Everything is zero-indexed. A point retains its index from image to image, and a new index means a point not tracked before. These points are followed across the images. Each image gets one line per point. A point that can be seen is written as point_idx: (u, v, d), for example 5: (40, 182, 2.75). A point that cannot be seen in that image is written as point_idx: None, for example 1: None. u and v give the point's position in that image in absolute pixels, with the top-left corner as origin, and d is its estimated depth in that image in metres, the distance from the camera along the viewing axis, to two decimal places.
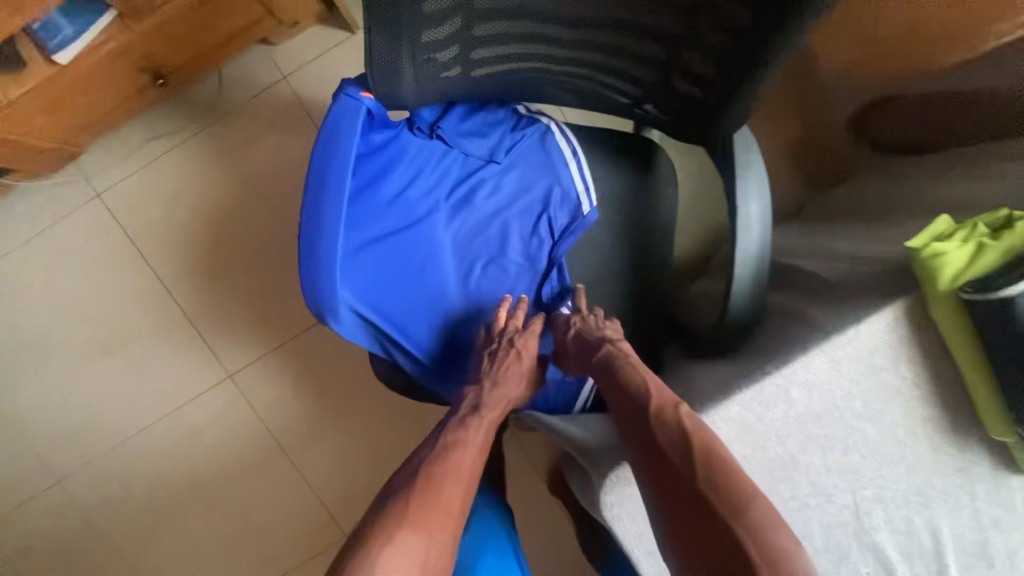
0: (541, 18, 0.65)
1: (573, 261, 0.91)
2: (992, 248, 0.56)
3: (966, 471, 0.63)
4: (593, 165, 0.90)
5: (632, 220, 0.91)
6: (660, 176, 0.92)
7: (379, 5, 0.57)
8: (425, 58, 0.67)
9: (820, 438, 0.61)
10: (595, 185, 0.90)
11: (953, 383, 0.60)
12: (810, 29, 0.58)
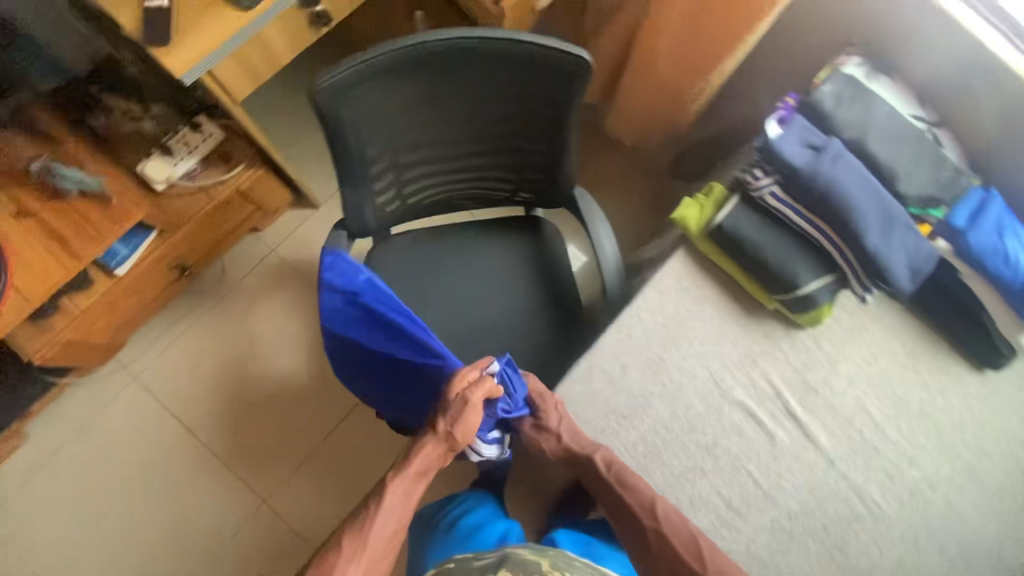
0: (436, 162, 1.15)
1: (507, 303, 1.34)
2: (706, 202, 0.98)
3: (770, 336, 1.00)
4: (502, 238, 1.37)
5: (537, 265, 1.36)
6: (547, 233, 1.39)
7: (344, 178, 1.06)
8: (376, 199, 1.15)
9: (672, 339, 0.98)
10: (507, 252, 1.37)
11: (735, 285, 1.00)
12: (575, 128, 1.07)
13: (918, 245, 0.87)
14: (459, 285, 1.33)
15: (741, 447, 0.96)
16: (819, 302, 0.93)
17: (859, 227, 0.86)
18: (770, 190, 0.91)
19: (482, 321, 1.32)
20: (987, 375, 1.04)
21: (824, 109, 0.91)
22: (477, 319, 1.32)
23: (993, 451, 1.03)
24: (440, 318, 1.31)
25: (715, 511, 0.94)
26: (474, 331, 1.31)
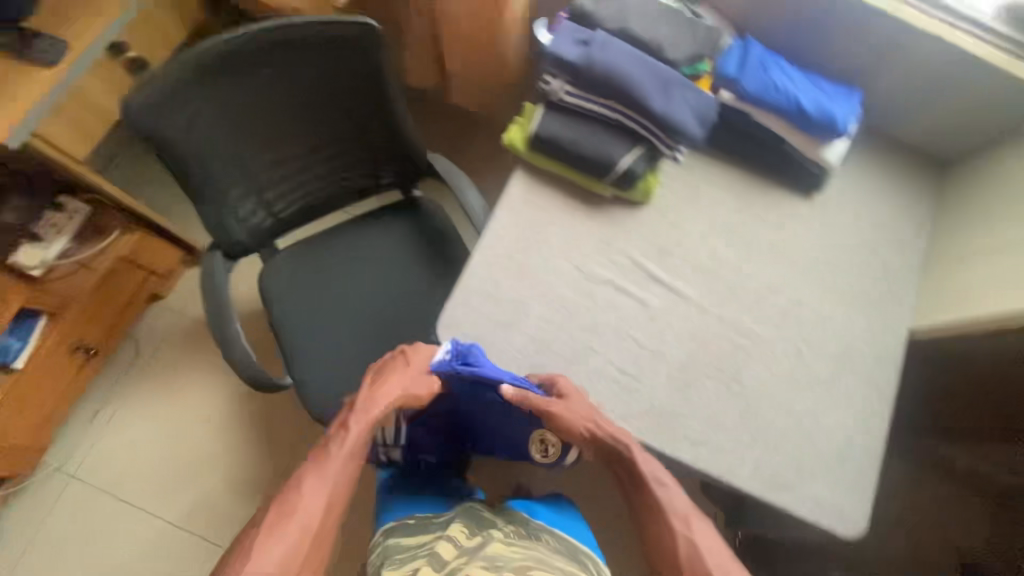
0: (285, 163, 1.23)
1: (395, 268, 1.43)
2: (522, 121, 1.08)
3: (617, 222, 1.10)
4: (380, 218, 1.47)
5: (415, 229, 1.46)
6: (420, 201, 1.49)
7: (196, 198, 1.13)
8: (239, 212, 1.22)
9: (531, 247, 1.07)
10: (387, 227, 1.47)
11: (573, 187, 1.10)
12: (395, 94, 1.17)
13: (696, 98, 1.01)
14: (352, 268, 1.42)
15: (619, 320, 1.06)
16: (640, 171, 1.03)
17: (642, 95, 0.98)
18: (566, 89, 1.02)
19: (381, 289, 1.41)
20: (816, 199, 1.16)
21: (588, 13, 1.05)
22: (375, 290, 1.41)
23: (844, 260, 1.14)
24: (343, 303, 1.39)
25: (612, 381, 1.03)
26: (373, 300, 1.40)
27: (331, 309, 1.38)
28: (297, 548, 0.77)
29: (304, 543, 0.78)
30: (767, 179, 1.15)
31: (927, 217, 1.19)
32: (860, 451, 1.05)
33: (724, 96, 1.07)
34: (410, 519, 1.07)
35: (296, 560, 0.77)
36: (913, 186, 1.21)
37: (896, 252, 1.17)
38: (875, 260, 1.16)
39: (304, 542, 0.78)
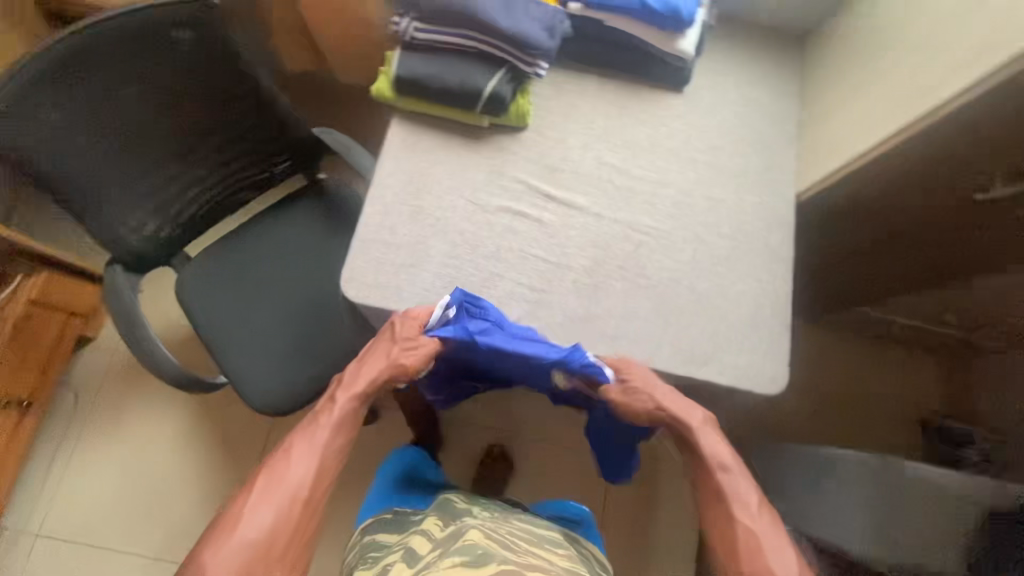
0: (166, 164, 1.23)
1: (309, 249, 1.43)
2: (386, 69, 1.09)
3: (500, 148, 1.13)
4: (286, 205, 1.47)
5: (323, 209, 1.46)
6: (323, 181, 1.49)
7: (76, 211, 1.13)
8: (129, 220, 1.22)
9: (422, 188, 1.08)
10: (294, 211, 1.46)
11: (451, 123, 1.12)
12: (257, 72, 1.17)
13: (541, 11, 1.04)
14: (268, 257, 1.42)
15: (521, 242, 1.09)
16: (508, 96, 1.06)
17: (487, 18, 1.00)
18: (415, 28, 1.03)
19: (299, 273, 1.41)
20: (686, 91, 1.21)
21: None
22: (292, 274, 1.41)
23: (723, 142, 1.19)
24: (263, 295, 1.39)
25: (524, 299, 1.06)
26: (293, 283, 1.40)
27: (251, 301, 1.38)
28: (290, 510, 0.83)
29: (294, 507, 0.83)
30: (635, 82, 1.20)
31: (796, 89, 1.25)
32: (770, 313, 1.10)
33: (572, 7, 1.10)
34: (387, 514, 1.12)
35: (286, 520, 0.82)
36: (777, 62, 1.26)
37: (771, 124, 1.22)
38: (753, 136, 1.21)
39: (295, 504, 0.83)
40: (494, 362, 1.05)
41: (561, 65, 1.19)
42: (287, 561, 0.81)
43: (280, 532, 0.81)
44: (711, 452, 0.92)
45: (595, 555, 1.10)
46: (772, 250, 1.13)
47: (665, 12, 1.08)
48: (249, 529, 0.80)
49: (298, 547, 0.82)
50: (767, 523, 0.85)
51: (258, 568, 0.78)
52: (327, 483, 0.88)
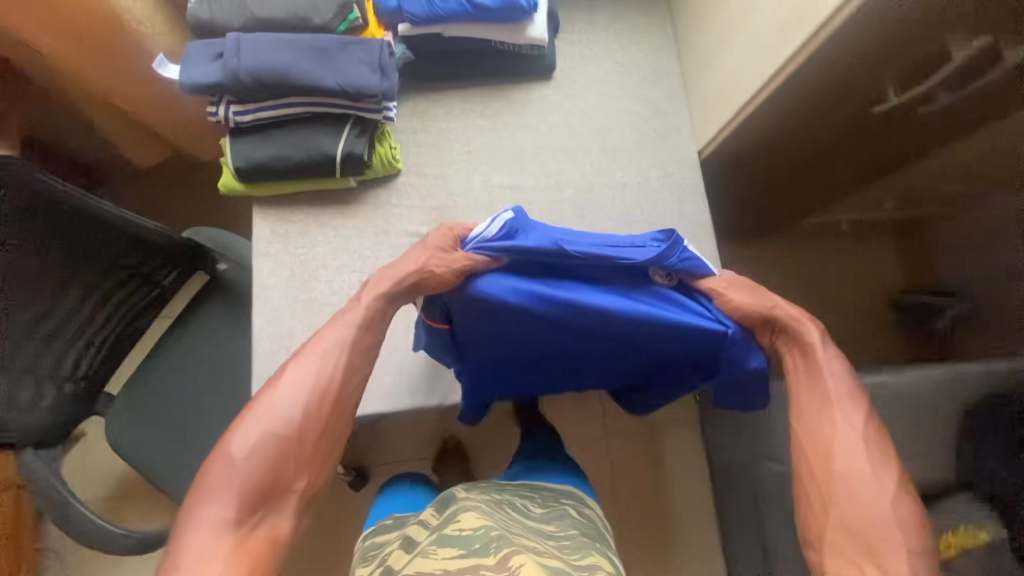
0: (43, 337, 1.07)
1: (230, 351, 1.35)
2: (225, 161, 0.97)
3: (379, 205, 1.03)
4: (191, 314, 1.36)
5: (231, 305, 1.36)
6: (219, 275, 1.38)
7: None
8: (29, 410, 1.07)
9: (309, 276, 0.99)
10: (201, 317, 1.36)
11: (318, 197, 1.02)
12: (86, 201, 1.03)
13: (366, 49, 0.91)
14: (181, 379, 1.32)
15: None
16: (364, 153, 0.95)
17: (306, 77, 0.88)
18: (235, 111, 0.91)
19: (223, 384, 1.33)
20: (556, 77, 1.12)
21: (205, 18, 0.90)
22: (215, 389, 1.32)
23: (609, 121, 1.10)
24: (191, 414, 1.30)
25: None
26: (221, 399, 1.32)
27: (179, 429, 1.28)
28: (314, 411, 0.76)
29: (319, 391, 0.76)
30: (499, 87, 1.10)
31: (669, 38, 1.16)
32: None
33: (400, 30, 0.98)
34: (388, 520, 1.08)
35: (312, 418, 0.75)
36: (641, 13, 1.17)
37: (652, 84, 1.14)
38: (638, 103, 1.13)
39: (319, 408, 0.76)
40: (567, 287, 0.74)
41: (416, 91, 1.09)
42: (318, 458, 0.75)
43: (309, 430, 0.75)
44: (829, 372, 0.77)
45: (593, 514, 1.04)
46: (687, 222, 1.07)
47: (498, 6, 0.96)
48: (279, 412, 0.74)
49: (326, 445, 0.76)
50: (868, 440, 0.71)
51: (289, 463, 0.72)
52: (353, 387, 0.80)
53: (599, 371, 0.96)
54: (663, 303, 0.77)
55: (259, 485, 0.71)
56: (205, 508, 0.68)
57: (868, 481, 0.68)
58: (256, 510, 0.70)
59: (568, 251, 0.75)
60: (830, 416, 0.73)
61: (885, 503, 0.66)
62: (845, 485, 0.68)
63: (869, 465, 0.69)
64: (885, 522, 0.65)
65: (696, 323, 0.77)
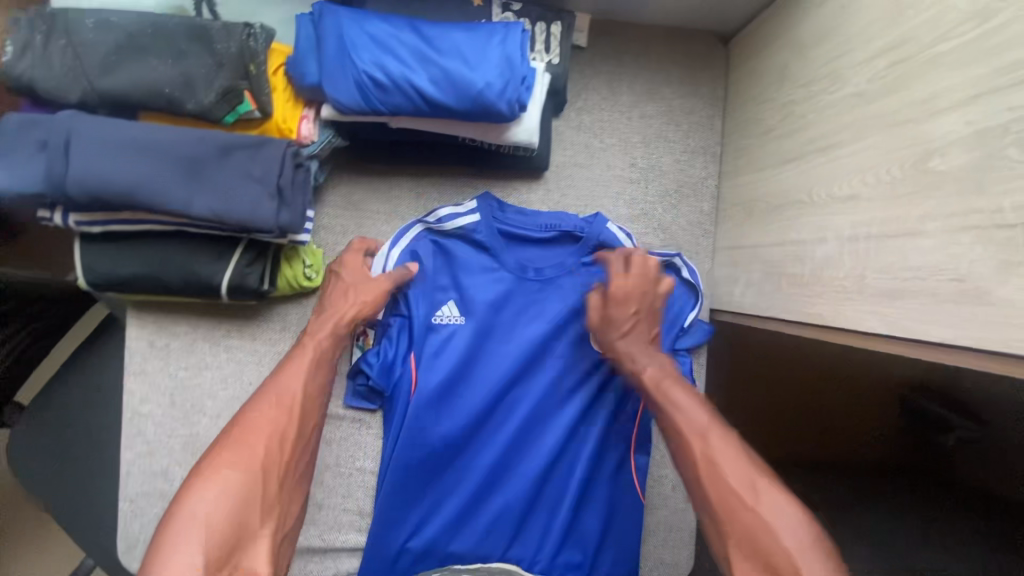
0: None
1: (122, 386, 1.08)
2: None
3: (287, 326, 0.81)
4: None
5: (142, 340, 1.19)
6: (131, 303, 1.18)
7: None
8: None
9: (192, 408, 0.81)
10: None
11: (211, 309, 0.80)
12: None
13: (259, 158, 0.63)
14: None
15: (340, 453, 0.83)
16: (259, 284, 0.72)
17: (161, 198, 0.61)
18: (76, 221, 0.65)
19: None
20: (547, 177, 0.83)
21: (25, 78, 0.61)
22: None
23: (594, 205, 0.83)
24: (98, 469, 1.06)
25: (356, 529, 0.83)
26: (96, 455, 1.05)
27: None
28: (281, 435, 0.61)
29: (288, 429, 0.62)
30: (467, 180, 0.82)
31: (710, 135, 0.84)
32: (669, 487, 0.86)
33: (323, 111, 0.68)
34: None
35: (278, 451, 0.60)
36: (683, 91, 0.84)
37: (674, 203, 0.85)
38: (649, 228, 0.85)
39: (284, 436, 0.61)
40: (504, 258, 0.82)
41: (354, 173, 0.81)
42: (286, 500, 0.59)
43: (276, 461, 0.59)
44: (670, 393, 0.64)
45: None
46: None
47: (465, 106, 0.65)
48: (242, 450, 0.57)
49: (293, 485, 0.60)
50: (734, 456, 0.56)
51: (253, 508, 0.55)
52: (315, 424, 0.65)
53: (545, 441, 0.83)
54: (583, 282, 0.84)
55: (223, 529, 0.52)
56: (162, 563, 0.49)
57: (739, 495, 0.53)
58: (228, 557, 0.51)
59: (503, 226, 0.82)
60: (679, 427, 0.60)
61: (772, 517, 0.51)
62: (742, 522, 0.52)
63: (742, 476, 0.54)
64: (777, 537, 0.50)
65: None
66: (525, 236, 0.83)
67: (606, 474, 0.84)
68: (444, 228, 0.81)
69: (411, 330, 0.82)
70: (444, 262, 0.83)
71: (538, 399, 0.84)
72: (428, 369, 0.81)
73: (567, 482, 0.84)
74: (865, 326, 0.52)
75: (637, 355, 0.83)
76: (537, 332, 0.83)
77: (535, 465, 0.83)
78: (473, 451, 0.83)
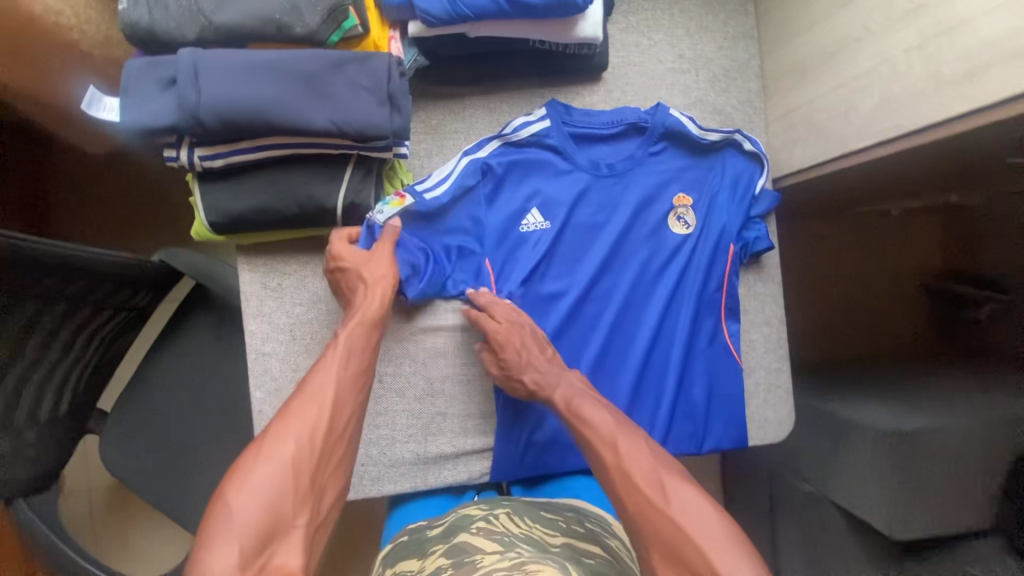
0: (48, 386, 0.98)
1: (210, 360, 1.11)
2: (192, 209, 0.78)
3: None
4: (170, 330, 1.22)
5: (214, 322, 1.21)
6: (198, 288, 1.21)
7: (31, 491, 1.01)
8: (52, 445, 1.04)
9: (310, 340, 0.84)
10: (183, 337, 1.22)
11: (315, 243, 0.84)
12: (48, 254, 0.82)
13: (366, 69, 0.68)
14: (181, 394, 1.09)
15: (456, 364, 0.87)
16: (371, 201, 0.76)
17: (285, 115, 0.66)
18: (203, 156, 0.70)
19: (215, 410, 1.14)
20: (605, 78, 0.89)
21: (144, 24, 0.66)
22: (204, 413, 1.14)
23: (653, 97, 0.90)
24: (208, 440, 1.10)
25: (482, 432, 0.87)
26: (216, 435, 1.14)
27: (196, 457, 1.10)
28: (314, 429, 0.63)
29: (320, 426, 0.64)
30: (534, 91, 0.88)
31: (745, 21, 0.91)
32: (762, 349, 0.92)
33: (410, 29, 0.74)
34: (402, 537, 0.79)
35: (310, 444, 0.62)
36: None
37: (724, 86, 0.91)
38: (704, 113, 0.91)
39: (317, 429, 0.64)
40: (574, 159, 0.88)
41: (429, 98, 0.86)
42: (320, 490, 0.61)
43: (309, 453, 0.62)
44: (585, 409, 0.72)
45: (620, 548, 0.73)
46: (752, 269, 0.92)
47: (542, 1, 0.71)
48: (273, 452, 0.60)
49: (328, 474, 0.63)
50: (649, 462, 0.65)
51: (287, 499, 0.58)
52: (351, 412, 0.68)
53: (639, 327, 0.90)
54: (653, 171, 0.90)
55: (260, 520, 0.56)
56: (204, 557, 0.53)
57: (650, 496, 0.61)
58: (264, 544, 0.55)
59: (569, 129, 0.87)
60: (595, 442, 0.68)
61: (677, 512, 0.59)
62: (649, 524, 0.60)
63: (649, 476, 0.63)
64: (686, 534, 0.57)
65: (675, 173, 0.90)
66: (596, 136, 0.88)
67: (703, 346, 0.90)
68: (518, 137, 0.86)
69: (496, 238, 0.87)
70: (520, 170, 0.88)
71: (629, 286, 0.90)
72: (518, 273, 0.87)
73: (670, 358, 0.90)
74: (954, 109, 0.60)
75: (715, 226, 0.89)
76: (615, 226, 0.89)
77: (637, 345, 0.90)
78: (571, 342, 0.89)
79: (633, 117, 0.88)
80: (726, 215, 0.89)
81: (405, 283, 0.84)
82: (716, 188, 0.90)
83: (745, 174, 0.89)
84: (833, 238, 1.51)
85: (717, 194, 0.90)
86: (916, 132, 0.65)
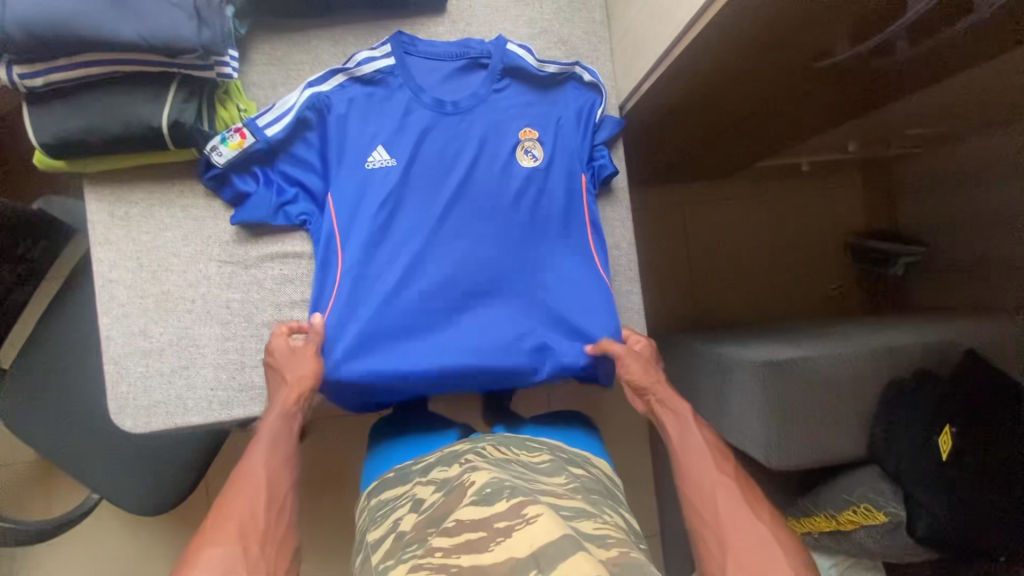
0: None
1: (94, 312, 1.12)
2: None
3: None
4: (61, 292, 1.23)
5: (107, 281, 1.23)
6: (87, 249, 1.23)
7: None
8: None
9: (158, 267, 0.86)
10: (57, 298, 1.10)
11: (159, 173, 0.86)
12: None
13: None
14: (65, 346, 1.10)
15: (306, 290, 0.89)
16: (197, 120, 0.79)
17: (96, 32, 0.69)
18: (21, 74, 0.72)
19: None
20: (450, 10, 0.92)
21: None
22: None
23: (496, 28, 0.92)
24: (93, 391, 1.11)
25: None
26: None
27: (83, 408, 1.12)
28: (255, 509, 0.70)
29: (261, 506, 0.71)
30: (379, 25, 0.91)
31: None
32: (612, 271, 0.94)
33: None
34: (389, 473, 0.83)
35: (252, 525, 0.69)
36: None
37: (568, 17, 0.94)
38: (550, 43, 0.94)
39: (257, 509, 0.71)
40: (419, 92, 0.89)
41: (272, 32, 0.89)
42: (270, 558, 0.67)
43: (253, 532, 0.68)
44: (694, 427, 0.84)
45: (601, 474, 0.82)
46: (602, 195, 0.95)
47: None
48: (223, 537, 0.67)
49: (274, 544, 0.69)
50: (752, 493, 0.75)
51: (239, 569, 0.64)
52: (286, 486, 0.75)
53: (489, 258, 0.88)
54: (499, 103, 0.91)
55: None
56: None
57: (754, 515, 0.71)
58: None
59: (413, 63, 0.90)
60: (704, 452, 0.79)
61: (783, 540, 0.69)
62: (755, 541, 0.68)
63: (758, 507, 0.72)
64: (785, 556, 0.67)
65: (521, 104, 0.91)
66: (441, 69, 0.91)
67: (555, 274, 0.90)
68: (361, 71, 0.87)
69: (339, 168, 0.87)
70: (364, 101, 0.88)
71: (477, 215, 0.89)
72: (360, 203, 0.86)
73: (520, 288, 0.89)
74: None
75: (560, 154, 0.91)
76: (463, 157, 0.90)
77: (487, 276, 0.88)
78: (416, 276, 0.87)
79: (477, 50, 0.90)
80: (572, 146, 0.91)
81: (242, 211, 0.85)
82: (561, 118, 0.92)
83: (586, 107, 0.92)
84: (740, 194, 1.52)
85: (562, 124, 0.92)
86: (700, 20, 0.69)
